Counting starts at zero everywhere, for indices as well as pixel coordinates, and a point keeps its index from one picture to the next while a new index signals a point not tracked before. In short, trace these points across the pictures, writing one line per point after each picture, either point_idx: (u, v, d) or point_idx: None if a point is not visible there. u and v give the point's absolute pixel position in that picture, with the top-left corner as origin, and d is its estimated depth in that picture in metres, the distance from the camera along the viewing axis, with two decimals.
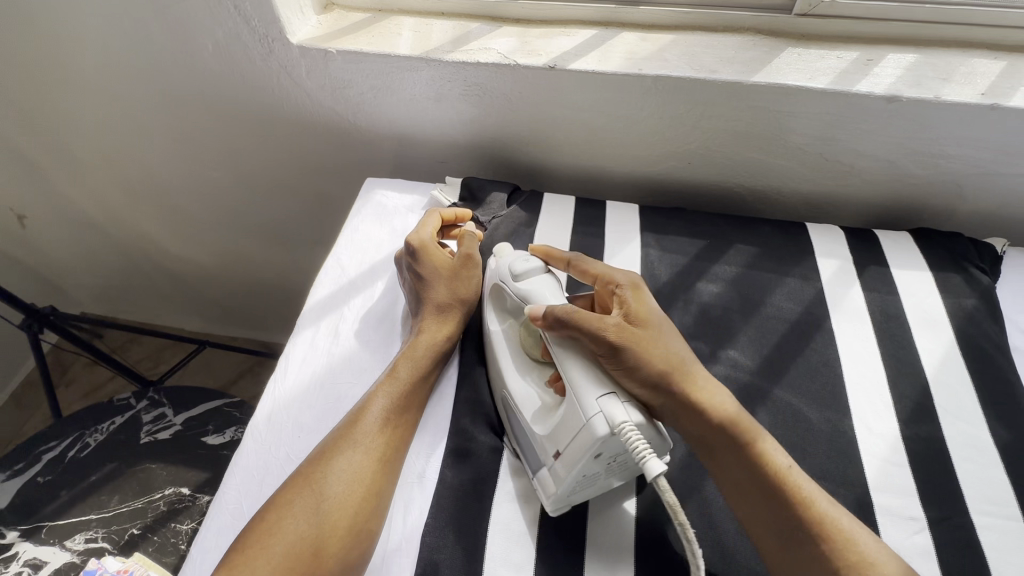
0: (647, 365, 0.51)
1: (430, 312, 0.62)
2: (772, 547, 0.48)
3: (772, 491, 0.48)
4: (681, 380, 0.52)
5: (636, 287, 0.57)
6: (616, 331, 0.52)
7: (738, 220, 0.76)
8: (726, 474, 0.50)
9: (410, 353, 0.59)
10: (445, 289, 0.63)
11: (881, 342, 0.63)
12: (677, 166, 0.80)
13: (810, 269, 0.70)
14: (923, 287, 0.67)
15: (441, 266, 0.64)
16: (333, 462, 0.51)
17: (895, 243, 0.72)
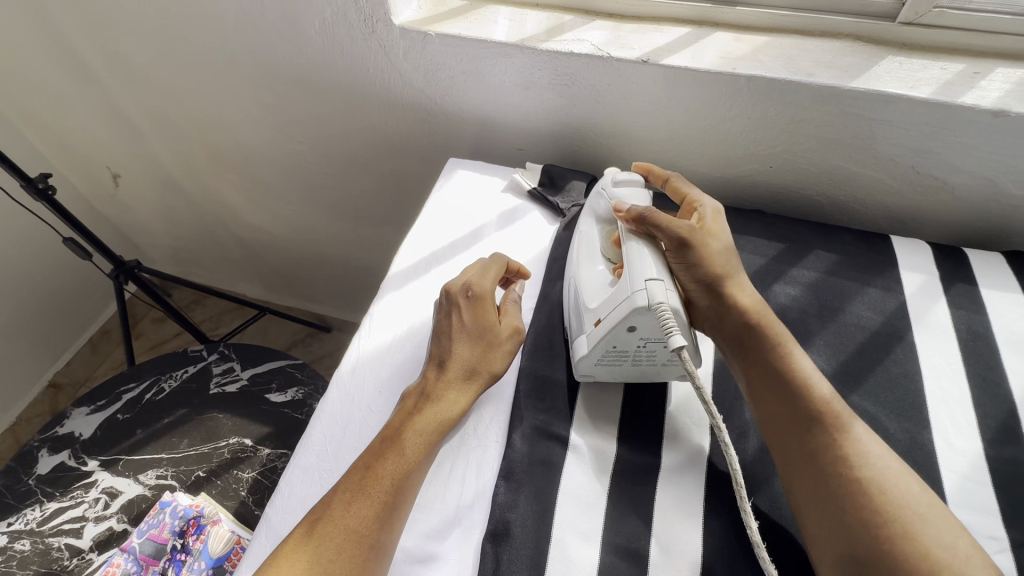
0: (702, 264, 0.58)
1: (455, 372, 0.57)
2: (786, 437, 0.51)
3: (789, 384, 0.52)
4: (728, 287, 0.57)
5: (717, 211, 0.63)
6: (687, 233, 0.58)
7: (818, 227, 0.75)
8: (751, 374, 0.55)
9: (444, 378, 0.56)
10: (477, 357, 0.58)
11: (966, 359, 0.62)
12: (757, 168, 0.80)
13: (892, 280, 0.68)
14: (1014, 309, 0.65)
15: (481, 329, 0.59)
16: (378, 482, 0.50)
17: (985, 263, 0.70)
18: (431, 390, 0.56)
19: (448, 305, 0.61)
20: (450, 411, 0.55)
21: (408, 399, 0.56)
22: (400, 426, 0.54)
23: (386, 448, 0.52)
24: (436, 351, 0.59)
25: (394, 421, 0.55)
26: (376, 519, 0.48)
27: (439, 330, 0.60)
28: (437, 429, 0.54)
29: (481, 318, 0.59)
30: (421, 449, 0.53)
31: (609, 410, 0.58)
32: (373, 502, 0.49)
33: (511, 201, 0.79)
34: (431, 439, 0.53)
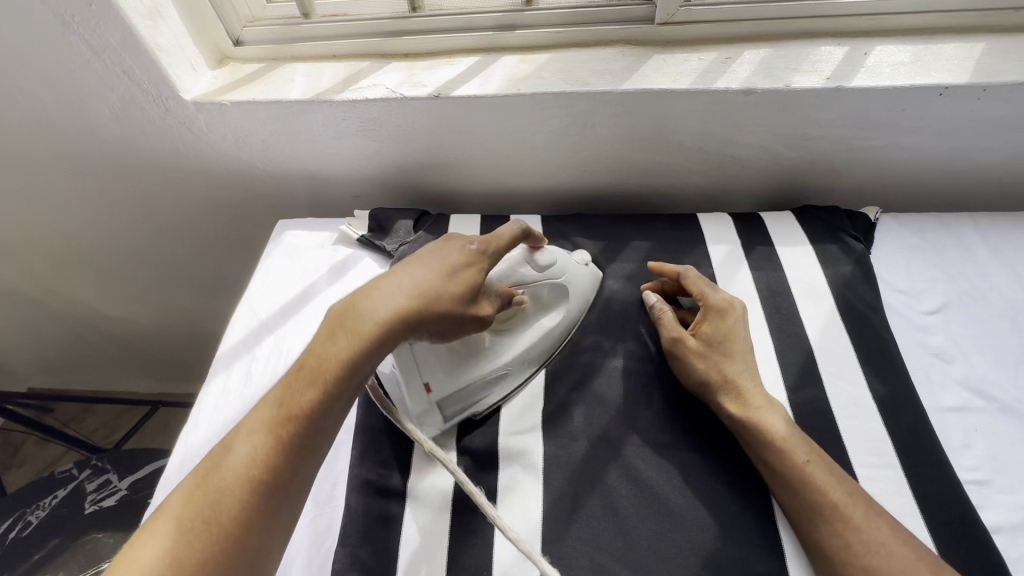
0: (696, 373, 0.58)
1: (380, 297, 0.50)
2: (815, 533, 0.49)
3: (800, 478, 0.50)
4: (721, 394, 0.57)
5: (718, 307, 0.63)
6: (676, 341, 0.61)
7: (634, 219, 0.80)
8: (772, 476, 0.52)
9: (377, 292, 0.51)
10: (441, 302, 0.51)
11: (767, 316, 0.67)
12: (574, 174, 0.85)
13: (701, 256, 0.74)
14: (805, 260, 0.72)
15: (461, 270, 0.54)
16: (286, 416, 0.47)
17: (778, 223, 0.76)
18: (362, 301, 0.50)
19: (448, 244, 0.56)
20: (377, 329, 0.49)
21: (335, 316, 0.51)
22: (322, 352, 0.49)
23: (303, 380, 0.48)
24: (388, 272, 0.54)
25: (316, 342, 0.50)
26: (275, 465, 0.46)
27: (416, 256, 0.56)
28: (354, 349, 0.48)
29: (465, 265, 0.55)
30: (336, 385, 0.48)
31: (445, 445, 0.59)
32: (278, 445, 0.47)
33: (342, 253, 0.78)
34: (349, 367, 0.48)
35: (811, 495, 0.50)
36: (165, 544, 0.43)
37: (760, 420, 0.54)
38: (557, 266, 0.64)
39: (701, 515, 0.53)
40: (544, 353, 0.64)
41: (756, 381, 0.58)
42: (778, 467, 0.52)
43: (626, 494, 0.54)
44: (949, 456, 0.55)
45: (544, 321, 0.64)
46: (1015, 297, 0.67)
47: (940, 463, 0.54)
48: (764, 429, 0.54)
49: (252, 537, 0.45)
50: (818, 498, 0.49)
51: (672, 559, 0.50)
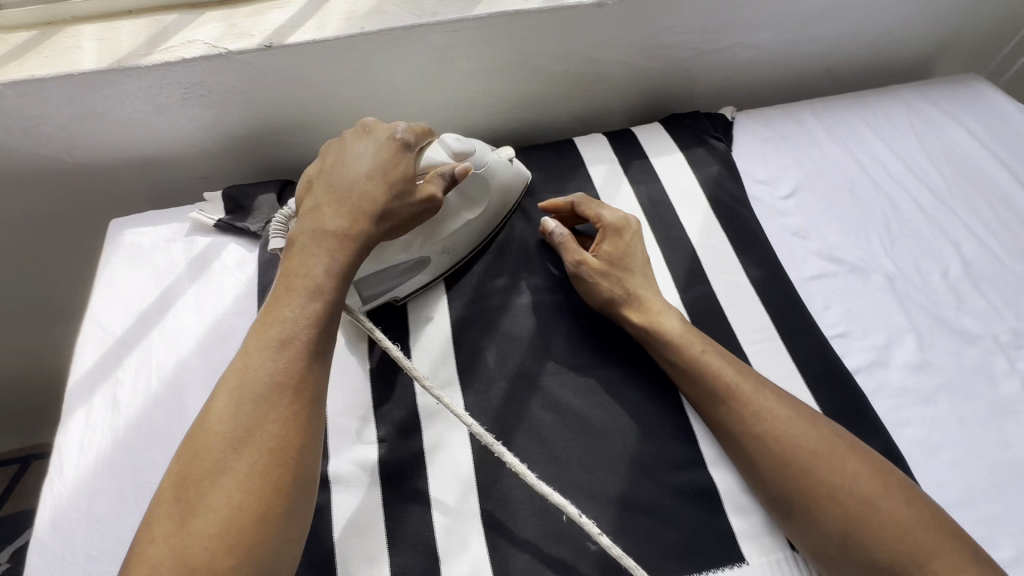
0: (599, 291, 0.60)
1: (331, 207, 0.53)
2: (722, 416, 0.52)
3: (700, 368, 0.54)
4: (624, 307, 0.59)
5: (614, 225, 0.64)
6: (578, 265, 0.62)
7: (514, 153, 0.78)
8: (679, 373, 0.55)
9: (338, 204, 0.53)
10: (395, 193, 0.55)
11: (652, 226, 0.70)
12: (445, 116, 0.80)
13: (583, 179, 0.74)
14: (678, 167, 0.75)
15: (394, 159, 0.57)
16: (300, 325, 0.47)
17: (649, 135, 0.79)
18: (323, 217, 0.52)
19: (364, 137, 0.58)
20: (357, 230, 0.52)
21: (300, 238, 0.52)
22: (304, 266, 0.50)
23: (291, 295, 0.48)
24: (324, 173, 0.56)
25: (291, 263, 0.50)
26: (300, 373, 0.45)
27: (336, 157, 0.57)
28: (340, 254, 0.51)
29: (396, 154, 0.57)
30: (334, 286, 0.49)
31: (361, 422, 0.56)
32: (294, 353, 0.45)
33: (200, 243, 0.69)
34: (342, 269, 0.51)
35: (708, 380, 0.53)
36: (206, 471, 0.40)
37: (660, 327, 0.57)
38: (477, 153, 0.62)
39: (620, 424, 0.55)
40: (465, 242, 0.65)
41: (650, 288, 0.61)
42: (681, 363, 0.55)
43: (549, 422, 0.55)
44: (816, 319, 0.62)
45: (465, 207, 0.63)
46: (851, 170, 0.75)
47: (809, 327, 0.61)
48: (665, 334, 0.56)
49: (292, 454, 0.42)
50: (719, 381, 0.53)
51: (601, 470, 0.53)
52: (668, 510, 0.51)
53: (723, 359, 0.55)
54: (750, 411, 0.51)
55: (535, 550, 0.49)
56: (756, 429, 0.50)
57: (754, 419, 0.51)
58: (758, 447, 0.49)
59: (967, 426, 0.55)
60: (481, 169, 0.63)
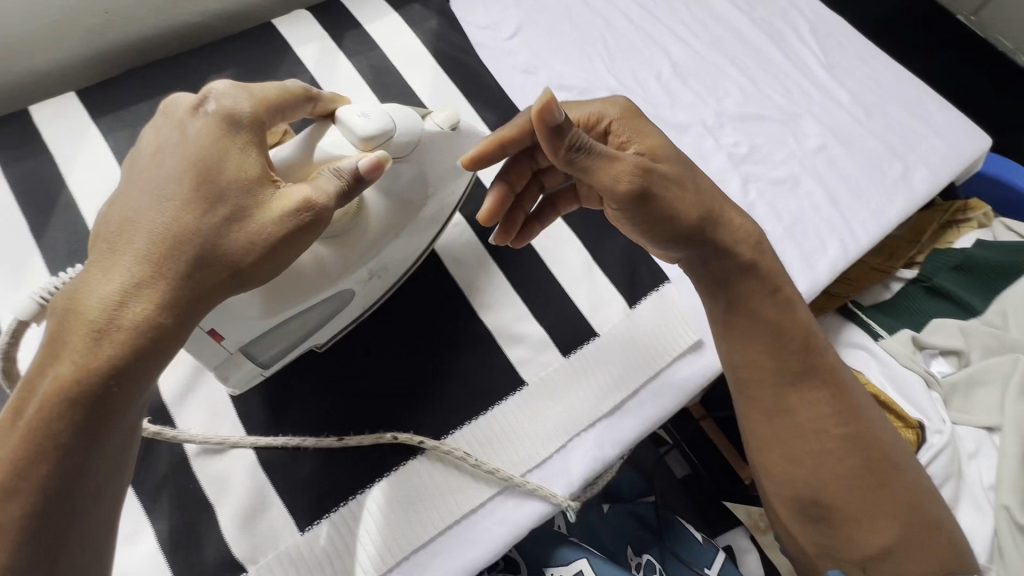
0: (649, 181, 0.41)
1: (125, 238, 0.33)
2: (718, 287, 0.48)
3: (708, 216, 0.45)
4: (670, 192, 0.42)
5: (624, 111, 0.46)
6: (640, 177, 0.41)
7: (203, 51, 0.65)
8: (721, 266, 0.46)
9: (108, 255, 0.33)
10: (206, 226, 0.34)
11: (381, 98, 0.64)
12: (98, 30, 0.62)
13: (293, 65, 0.65)
14: (395, 29, 0.68)
15: (218, 154, 0.35)
16: (35, 456, 0.31)
17: (358, 1, 0.70)
18: (86, 280, 0.33)
19: (179, 117, 0.36)
20: (120, 310, 0.32)
21: (57, 314, 0.33)
22: (55, 360, 0.32)
23: (41, 407, 0.31)
24: (132, 167, 0.35)
25: (36, 366, 0.32)
26: (29, 513, 0.31)
27: (137, 160, 0.36)
28: (87, 361, 0.31)
29: (217, 139, 0.35)
30: (80, 411, 0.31)
31: None
32: (2, 530, 0.31)
33: None
34: (117, 368, 0.32)
35: (713, 229, 0.45)
36: None
37: (726, 218, 0.46)
38: (400, 129, 0.41)
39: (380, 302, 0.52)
40: (399, 259, 0.50)
41: (711, 187, 0.46)
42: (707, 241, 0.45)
43: None
44: None
45: (394, 220, 0.47)
46: None
47: None
48: (730, 227, 0.46)
49: None
50: (719, 222, 0.46)
51: (370, 354, 0.50)
52: (446, 364, 0.51)
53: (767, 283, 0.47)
54: (797, 328, 0.48)
55: (319, 453, 0.46)
56: (795, 362, 0.47)
57: (808, 340, 0.48)
58: (735, 288, 0.47)
59: None
60: (412, 151, 0.43)
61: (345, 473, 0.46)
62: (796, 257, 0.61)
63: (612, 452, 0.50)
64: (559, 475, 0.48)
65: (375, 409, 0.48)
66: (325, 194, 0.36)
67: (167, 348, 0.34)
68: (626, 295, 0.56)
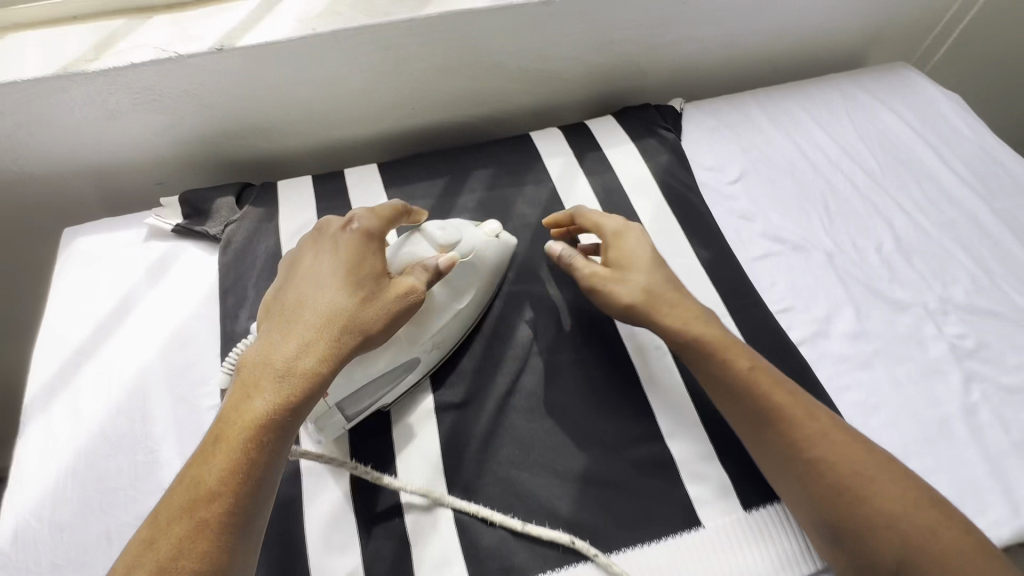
0: (611, 305, 0.59)
1: (298, 313, 0.50)
2: (748, 428, 0.52)
3: (740, 369, 0.53)
4: (651, 314, 0.57)
5: (621, 231, 0.62)
6: (594, 282, 0.59)
7: (473, 148, 0.79)
8: (733, 404, 0.53)
9: (286, 329, 0.49)
10: (353, 305, 0.50)
11: (608, 215, 0.72)
12: (406, 113, 0.81)
13: (540, 172, 0.76)
14: (630, 157, 0.78)
15: (357, 259, 0.53)
16: (235, 458, 0.43)
17: (603, 128, 0.81)
18: (270, 346, 0.48)
19: (327, 237, 0.55)
20: (297, 361, 0.47)
21: (245, 370, 0.48)
22: (247, 395, 0.46)
23: (232, 428, 0.44)
24: (291, 270, 0.54)
25: (228, 404, 0.46)
26: (237, 499, 0.42)
27: (295, 271, 0.54)
28: (277, 396, 0.46)
29: (359, 247, 0.53)
30: (267, 429, 0.45)
31: None
32: (205, 526, 0.41)
33: (158, 250, 0.68)
34: (287, 404, 0.46)
35: (728, 370, 0.53)
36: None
37: (768, 399, 0.52)
38: (465, 240, 0.58)
39: (580, 403, 0.57)
40: (462, 331, 0.60)
41: (722, 335, 0.56)
42: (719, 372, 0.54)
43: (510, 406, 0.57)
44: (761, 295, 0.66)
45: (463, 304, 0.58)
46: (793, 155, 0.79)
47: (755, 303, 0.65)
48: (772, 399, 0.51)
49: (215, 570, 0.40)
50: (737, 365, 0.53)
51: (563, 449, 0.55)
52: (628, 481, 0.53)
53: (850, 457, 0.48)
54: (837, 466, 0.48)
55: (503, 531, 0.51)
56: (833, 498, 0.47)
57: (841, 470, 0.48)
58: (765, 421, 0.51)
59: (901, 388, 0.60)
60: (471, 254, 0.59)
61: (522, 555, 0.50)
62: None
63: None
64: None
65: (558, 502, 0.52)
66: (422, 282, 0.54)
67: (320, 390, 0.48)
68: None
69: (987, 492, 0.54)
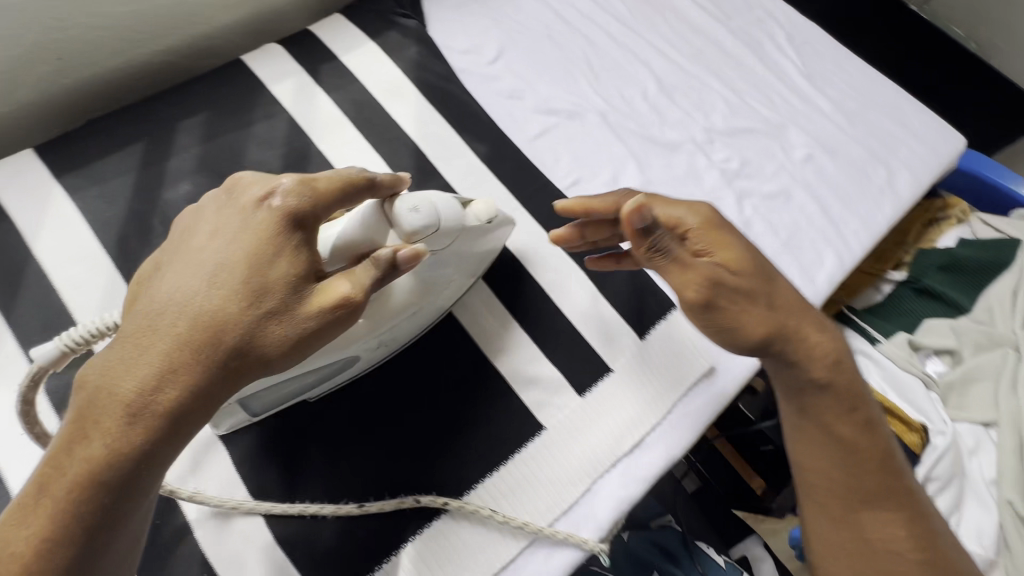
0: (743, 333, 0.41)
1: (159, 319, 0.32)
2: (796, 410, 0.46)
3: (785, 324, 0.42)
4: (782, 343, 0.42)
5: (706, 221, 0.42)
6: (707, 289, 0.41)
7: (171, 94, 0.61)
8: (799, 369, 0.44)
9: (148, 339, 0.32)
10: (239, 321, 0.33)
11: (366, 134, 0.61)
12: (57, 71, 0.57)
13: (269, 103, 0.61)
14: (373, 58, 0.65)
15: (268, 245, 0.34)
16: (61, 523, 0.30)
17: (331, 30, 0.67)
18: (118, 360, 0.32)
19: (239, 199, 0.36)
20: (152, 398, 0.31)
21: (83, 393, 0.32)
22: (81, 437, 0.31)
23: (56, 484, 0.30)
24: (178, 239, 0.36)
25: (60, 442, 0.31)
26: None
27: (185, 238, 0.36)
28: (114, 445, 0.30)
29: (270, 228, 0.34)
30: (107, 486, 0.30)
31: None
32: None
33: None
34: (142, 454, 0.31)
35: (794, 348, 0.43)
36: None
37: (801, 340, 0.43)
38: (445, 221, 0.42)
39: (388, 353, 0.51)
40: (410, 331, 0.49)
41: (790, 299, 0.43)
42: (792, 360, 0.43)
43: None
44: (548, 176, 0.62)
45: (419, 299, 0.46)
46: (546, 17, 0.73)
47: (543, 185, 0.61)
48: (806, 344, 0.43)
49: None
50: (794, 331, 0.42)
51: (384, 407, 0.49)
52: (460, 414, 0.49)
53: (846, 401, 0.44)
54: (874, 450, 0.44)
55: (340, 520, 0.45)
56: (867, 482, 0.44)
57: (881, 462, 0.45)
58: (819, 393, 0.44)
59: None
60: (450, 240, 0.44)
61: (368, 538, 0.45)
62: (795, 270, 0.61)
63: (637, 488, 0.49)
64: (587, 518, 0.48)
65: (394, 464, 0.47)
66: (365, 288, 0.35)
67: (194, 425, 0.33)
68: (631, 323, 0.55)
69: None
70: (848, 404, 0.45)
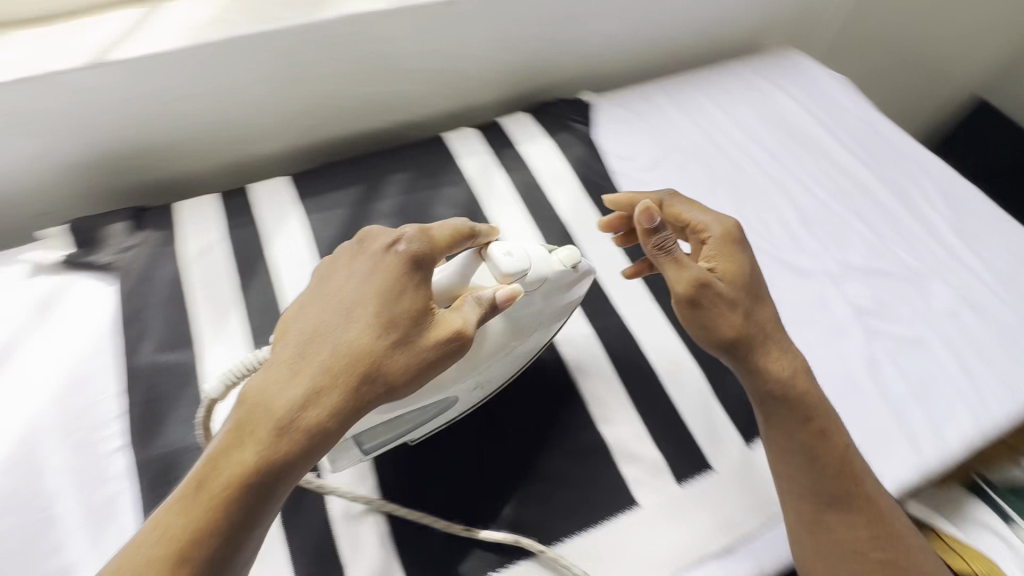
0: (745, 342, 0.50)
1: (315, 346, 0.40)
2: (802, 471, 0.50)
3: (785, 370, 0.51)
4: (782, 381, 0.50)
5: (728, 235, 0.54)
6: (698, 288, 0.50)
7: (388, 154, 0.77)
8: (790, 424, 0.50)
9: (299, 362, 0.39)
10: (381, 347, 0.40)
11: (529, 211, 0.73)
12: (318, 121, 0.78)
13: (458, 173, 0.76)
14: (547, 152, 0.78)
15: (396, 287, 0.42)
16: (211, 515, 0.35)
17: (518, 125, 0.82)
18: (274, 380, 0.39)
19: (370, 247, 0.45)
20: (301, 414, 0.37)
21: (243, 407, 0.38)
22: (236, 442, 0.37)
23: (211, 486, 0.36)
24: (315, 286, 0.44)
25: (213, 450, 0.37)
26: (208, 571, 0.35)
27: (325, 286, 0.44)
28: (268, 453, 0.36)
29: (400, 275, 0.43)
30: (256, 489, 0.36)
31: None
32: None
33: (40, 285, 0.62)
34: (285, 463, 0.37)
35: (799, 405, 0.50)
36: None
37: (814, 405, 0.51)
38: (534, 268, 0.49)
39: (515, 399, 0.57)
40: (499, 376, 0.54)
41: (782, 330, 0.53)
42: (795, 403, 0.50)
43: None
44: None
45: (509, 342, 0.50)
46: (700, 140, 0.82)
47: None
48: (803, 392, 0.51)
49: None
50: (804, 395, 0.50)
51: (500, 444, 0.54)
52: (565, 471, 0.53)
53: (855, 472, 0.50)
54: (884, 510, 0.49)
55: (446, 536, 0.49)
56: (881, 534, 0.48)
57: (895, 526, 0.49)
58: (818, 444, 0.50)
59: (812, 350, 0.63)
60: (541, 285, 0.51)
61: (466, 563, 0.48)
62: (921, 419, 0.60)
63: None
64: None
65: (500, 500, 0.51)
66: (471, 323, 0.43)
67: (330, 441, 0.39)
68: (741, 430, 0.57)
69: (893, 437, 0.58)
70: (858, 470, 0.50)
